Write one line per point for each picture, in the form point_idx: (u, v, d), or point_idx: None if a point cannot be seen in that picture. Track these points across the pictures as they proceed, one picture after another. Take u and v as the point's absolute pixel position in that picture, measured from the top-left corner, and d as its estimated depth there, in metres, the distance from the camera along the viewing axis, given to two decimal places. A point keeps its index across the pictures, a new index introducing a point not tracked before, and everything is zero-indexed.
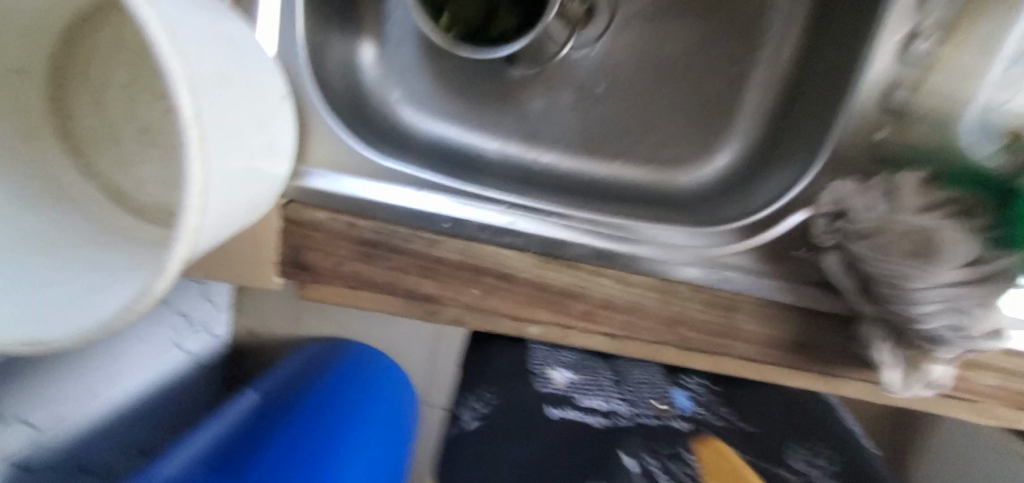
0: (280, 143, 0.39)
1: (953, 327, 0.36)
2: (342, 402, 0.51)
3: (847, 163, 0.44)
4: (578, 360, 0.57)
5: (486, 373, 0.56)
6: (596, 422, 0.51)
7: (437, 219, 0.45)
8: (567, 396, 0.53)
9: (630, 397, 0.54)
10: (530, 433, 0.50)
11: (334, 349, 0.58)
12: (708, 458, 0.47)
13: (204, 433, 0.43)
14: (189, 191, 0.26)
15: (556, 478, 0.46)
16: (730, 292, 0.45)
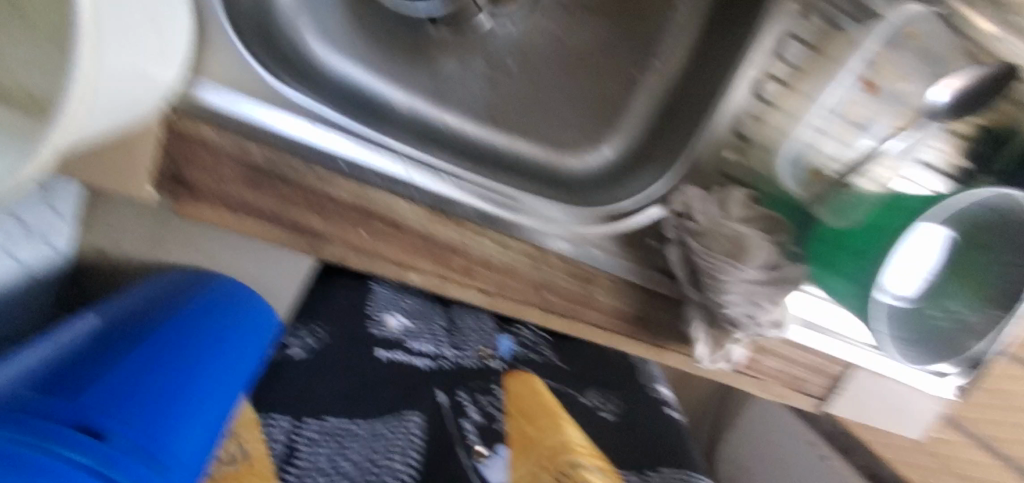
0: (178, 53, 0.41)
1: (748, 314, 0.51)
2: (197, 329, 0.48)
3: (699, 173, 0.55)
4: (416, 308, 0.60)
5: (322, 308, 0.56)
6: (421, 365, 0.55)
7: (333, 157, 0.46)
8: (397, 339, 0.56)
9: (457, 341, 0.59)
10: (359, 366, 0.52)
11: (199, 279, 0.51)
12: (518, 385, 0.56)
13: (33, 353, 0.41)
14: (73, 83, 0.30)
15: (368, 406, 0.50)
16: (591, 266, 0.54)
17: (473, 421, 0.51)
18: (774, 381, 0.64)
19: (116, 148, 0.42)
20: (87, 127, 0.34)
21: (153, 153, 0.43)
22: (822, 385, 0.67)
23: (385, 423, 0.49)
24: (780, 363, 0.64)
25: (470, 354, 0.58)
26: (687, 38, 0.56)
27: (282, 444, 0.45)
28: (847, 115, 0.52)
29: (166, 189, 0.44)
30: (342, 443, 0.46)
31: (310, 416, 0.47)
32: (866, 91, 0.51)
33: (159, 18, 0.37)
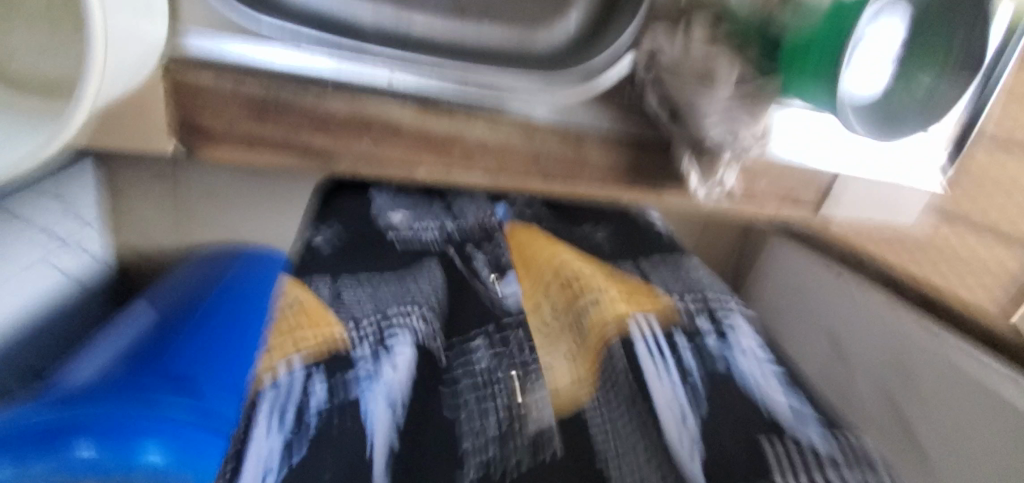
0: (168, 6, 0.45)
1: (732, 132, 0.54)
2: (238, 311, 0.65)
3: (662, 13, 0.56)
4: (413, 202, 0.65)
5: (332, 210, 0.62)
6: (431, 237, 0.61)
7: (320, 76, 0.51)
8: (406, 226, 0.62)
9: (459, 217, 0.64)
10: (377, 242, 0.58)
11: (229, 260, 0.71)
12: (513, 233, 0.63)
13: (110, 341, 0.59)
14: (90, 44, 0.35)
15: (393, 263, 0.56)
16: (577, 127, 0.59)
17: (483, 260, 0.59)
18: (772, 200, 0.69)
19: (132, 109, 0.48)
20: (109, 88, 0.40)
21: (166, 108, 0.48)
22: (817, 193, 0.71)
23: (412, 271, 0.55)
24: (774, 181, 0.68)
25: (468, 221, 0.64)
26: None
27: (330, 291, 0.50)
28: None
29: (184, 138, 0.50)
30: (376, 289, 0.52)
31: (345, 274, 0.53)
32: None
33: None
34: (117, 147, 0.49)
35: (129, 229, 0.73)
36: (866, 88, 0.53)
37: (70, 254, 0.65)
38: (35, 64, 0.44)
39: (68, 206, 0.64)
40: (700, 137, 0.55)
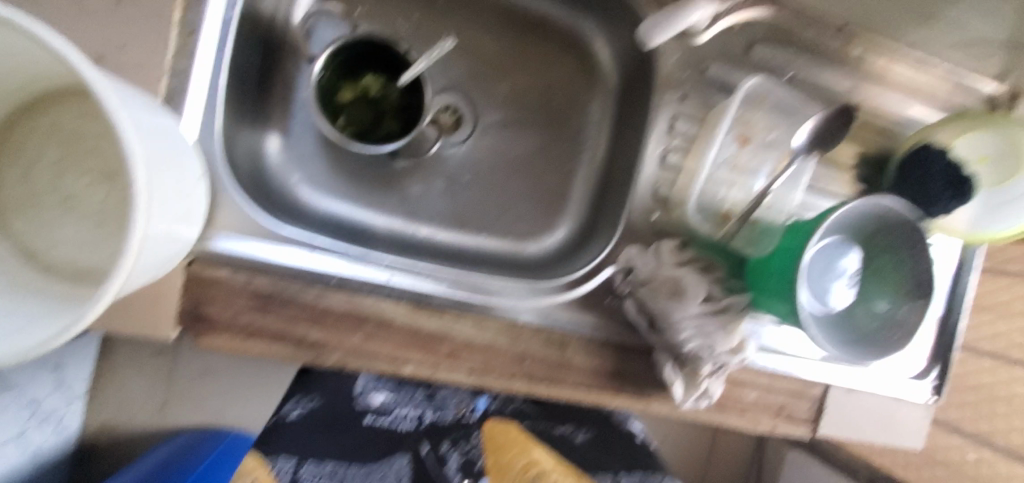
0: (201, 214, 0.49)
1: (707, 345, 0.57)
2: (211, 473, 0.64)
3: (635, 234, 0.64)
4: (398, 385, 0.69)
5: (317, 382, 0.67)
6: (404, 427, 0.66)
7: (325, 274, 0.55)
8: (382, 412, 0.67)
9: (439, 406, 0.69)
10: (352, 429, 0.65)
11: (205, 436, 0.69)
12: (502, 425, 0.69)
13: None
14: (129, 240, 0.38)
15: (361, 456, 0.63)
16: (563, 332, 0.61)
17: (456, 461, 0.65)
18: (766, 413, 0.67)
19: (146, 296, 0.50)
20: (133, 279, 0.41)
21: (179, 297, 0.51)
22: (811, 410, 0.69)
23: (377, 467, 0.63)
24: (764, 393, 0.66)
25: (447, 413, 0.69)
26: (605, 133, 0.72)
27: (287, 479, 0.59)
28: (734, 164, 0.63)
29: (186, 326, 0.51)
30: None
31: (308, 459, 0.61)
32: (739, 143, 0.63)
33: (189, 188, 0.46)
34: (119, 331, 0.50)
35: (106, 405, 0.69)
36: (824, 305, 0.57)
37: (41, 428, 0.60)
38: (58, 254, 0.46)
39: (64, 375, 0.63)
40: (678, 345, 0.58)
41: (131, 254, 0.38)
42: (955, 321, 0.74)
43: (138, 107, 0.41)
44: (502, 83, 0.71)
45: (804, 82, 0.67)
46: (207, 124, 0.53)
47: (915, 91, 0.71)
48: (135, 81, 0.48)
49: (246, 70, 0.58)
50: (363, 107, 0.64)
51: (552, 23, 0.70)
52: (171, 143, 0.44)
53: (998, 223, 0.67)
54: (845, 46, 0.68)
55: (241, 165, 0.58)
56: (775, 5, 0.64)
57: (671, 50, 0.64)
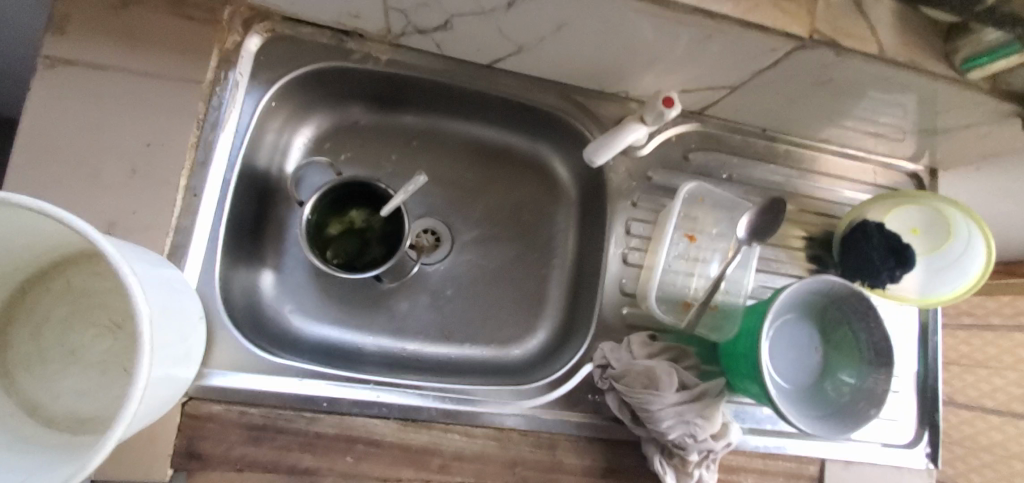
0: (201, 354, 0.54)
1: (689, 434, 0.59)
2: None
3: (609, 329, 0.68)
4: None
5: None
6: None
7: (316, 400, 0.58)
8: None
9: None
10: None
11: None
12: None
13: None
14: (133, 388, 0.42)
15: None
16: (549, 433, 0.63)
17: None
18: None
19: (145, 438, 0.53)
20: (134, 424, 0.45)
21: (175, 437, 0.54)
22: None
23: None
24: (760, 477, 0.67)
25: None
26: (572, 237, 0.78)
27: None
28: (687, 256, 0.69)
29: (180, 464, 0.54)
30: None
31: None
32: (688, 238, 0.69)
33: (189, 332, 0.51)
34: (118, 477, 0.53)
35: None
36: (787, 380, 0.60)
37: None
38: (69, 406, 0.50)
39: None
40: (663, 437, 0.59)
41: (135, 399, 0.42)
42: (934, 383, 0.75)
43: (146, 268, 0.48)
44: (474, 206, 0.78)
45: (740, 179, 0.75)
46: (207, 271, 0.59)
47: (846, 176, 0.79)
48: (143, 241, 0.55)
49: (242, 218, 0.65)
50: (350, 237, 0.71)
51: (514, 150, 0.79)
52: (174, 293, 0.50)
53: (944, 287, 0.71)
54: (773, 145, 0.77)
55: (237, 303, 0.64)
56: (704, 119, 0.74)
57: (617, 164, 0.72)
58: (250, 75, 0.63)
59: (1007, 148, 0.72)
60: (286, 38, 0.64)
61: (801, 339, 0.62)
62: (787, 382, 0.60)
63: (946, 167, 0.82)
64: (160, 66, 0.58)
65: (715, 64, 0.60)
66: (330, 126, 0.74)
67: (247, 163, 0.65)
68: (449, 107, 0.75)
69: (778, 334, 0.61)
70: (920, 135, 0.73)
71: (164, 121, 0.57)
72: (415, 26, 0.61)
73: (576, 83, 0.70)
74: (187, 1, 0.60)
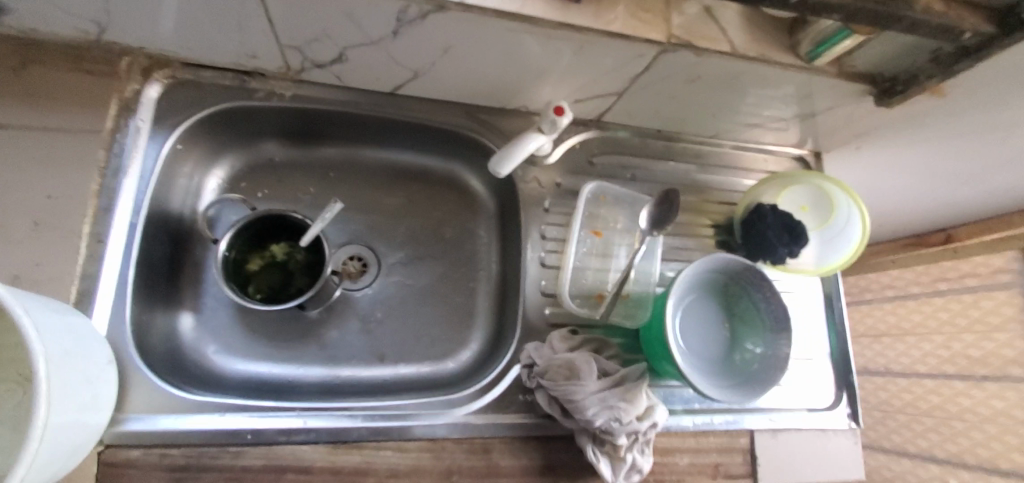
0: (112, 399, 0.53)
1: (614, 418, 0.61)
2: None
3: (534, 330, 0.71)
4: None
5: None
6: None
7: (241, 433, 0.58)
8: None
9: None
10: None
11: None
12: None
13: None
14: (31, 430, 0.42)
15: None
16: (484, 438, 0.64)
17: None
18: (702, 476, 0.69)
19: None
20: (36, 474, 0.44)
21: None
22: (746, 463, 0.71)
23: None
24: (694, 456, 0.69)
25: None
26: (496, 249, 0.81)
27: None
28: (592, 252, 0.75)
29: None
30: None
31: None
32: (595, 236, 0.75)
33: (97, 375, 0.51)
34: None
35: None
36: (696, 351, 0.65)
37: None
38: None
39: None
40: (590, 425, 0.61)
41: (30, 442, 0.42)
42: (845, 347, 0.81)
43: (48, 311, 0.48)
44: (397, 228, 0.81)
45: (644, 177, 0.80)
46: (117, 316, 0.59)
47: (742, 166, 0.86)
48: (47, 291, 0.55)
49: (155, 262, 0.66)
50: (274, 271, 0.72)
51: (431, 171, 0.83)
52: (78, 337, 0.50)
53: (834, 254, 0.78)
54: (670, 144, 0.83)
55: (154, 348, 0.63)
56: (603, 125, 0.79)
57: (527, 174, 0.77)
58: (153, 121, 0.65)
59: (872, 126, 0.80)
60: (188, 83, 0.66)
61: (708, 317, 0.67)
62: (696, 354, 0.65)
63: (829, 150, 0.90)
64: (59, 119, 0.59)
65: (596, 73, 0.66)
66: (245, 165, 0.76)
67: (156, 207, 0.66)
68: (362, 137, 0.78)
69: (688, 312, 0.66)
70: (798, 123, 0.81)
71: (65, 172, 0.58)
72: (312, 61, 0.64)
73: (478, 102, 0.74)
74: (83, 56, 0.62)
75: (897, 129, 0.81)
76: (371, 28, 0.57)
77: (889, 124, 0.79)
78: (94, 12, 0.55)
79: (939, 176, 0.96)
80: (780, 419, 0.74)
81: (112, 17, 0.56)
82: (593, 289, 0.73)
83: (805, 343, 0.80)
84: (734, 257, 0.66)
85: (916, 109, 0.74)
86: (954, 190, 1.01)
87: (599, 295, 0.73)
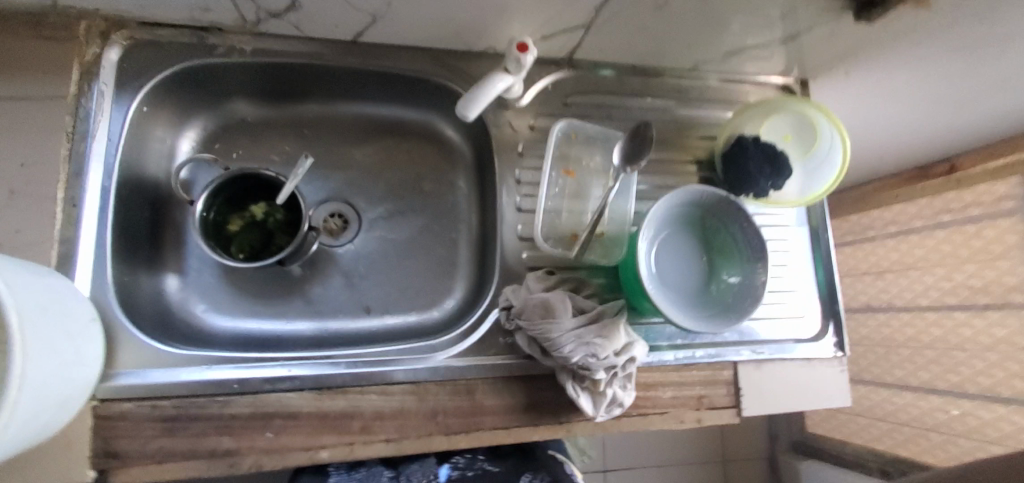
0: (97, 356, 0.55)
1: (591, 354, 0.62)
2: None
3: (512, 274, 0.71)
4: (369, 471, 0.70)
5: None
6: None
7: (227, 383, 0.60)
8: None
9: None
10: None
11: None
12: None
13: None
14: (10, 380, 0.43)
15: None
16: (466, 380, 0.65)
17: None
18: (686, 409, 0.70)
19: (61, 444, 0.55)
20: (24, 421, 0.45)
21: (88, 439, 0.55)
22: (729, 394, 0.72)
23: None
24: (678, 390, 0.70)
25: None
26: (474, 198, 0.81)
27: None
28: (566, 194, 0.75)
29: (101, 466, 0.55)
30: None
31: None
32: (568, 175, 0.75)
33: (78, 331, 0.52)
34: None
35: None
36: (671, 287, 0.66)
37: None
38: None
39: None
40: (568, 362, 0.62)
41: (9, 389, 0.43)
42: (832, 278, 0.80)
43: (21, 271, 0.48)
44: (376, 182, 0.81)
45: (621, 115, 0.79)
46: (98, 278, 0.60)
47: (725, 99, 0.84)
48: (27, 256, 0.56)
49: (133, 225, 0.66)
50: (254, 230, 0.73)
51: (407, 124, 0.82)
52: (58, 295, 0.51)
53: (817, 184, 0.76)
54: (648, 80, 0.81)
55: (141, 309, 0.65)
56: (576, 64, 0.77)
57: (500, 119, 0.75)
58: (116, 84, 0.64)
59: (857, 45, 0.77)
60: (147, 44, 0.65)
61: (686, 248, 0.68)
62: (672, 290, 0.66)
63: (816, 76, 0.87)
64: (21, 86, 0.59)
65: (558, 5, 0.64)
66: (217, 127, 0.76)
67: (129, 170, 0.66)
68: (334, 91, 0.77)
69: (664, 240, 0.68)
70: (783, 49, 0.77)
71: (32, 139, 0.58)
72: (267, 11, 0.63)
73: (443, 47, 0.73)
74: (38, 20, 0.61)
75: (883, 47, 0.77)
76: None
77: (875, 42, 0.76)
78: None
79: (935, 99, 0.92)
80: (764, 350, 0.74)
81: None
82: (567, 231, 0.74)
83: (790, 275, 0.79)
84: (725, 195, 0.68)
85: (901, 23, 0.71)
86: (952, 113, 0.97)
87: (572, 234, 0.73)
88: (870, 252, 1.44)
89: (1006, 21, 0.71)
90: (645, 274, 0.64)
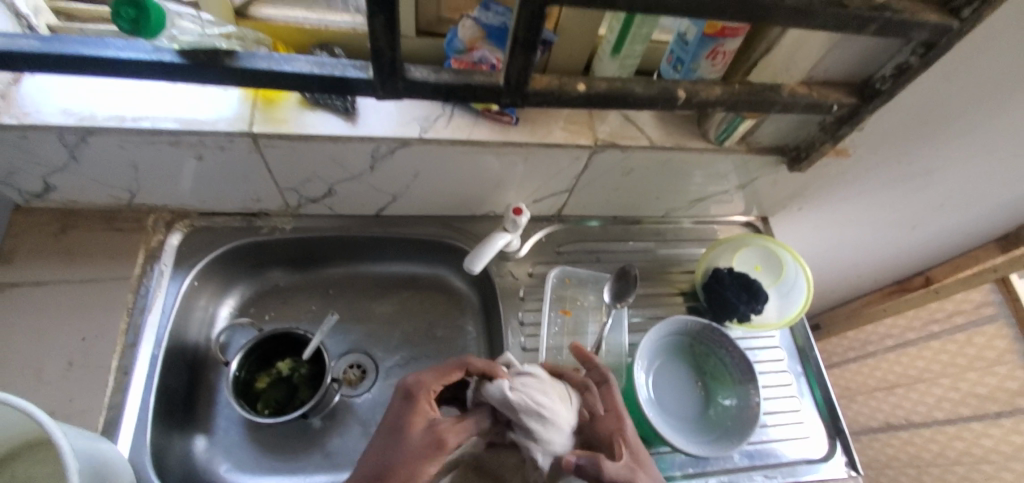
0: None
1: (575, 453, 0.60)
2: None
3: None
4: None
5: None
6: None
7: None
8: None
9: None
10: None
11: None
12: None
13: None
14: None
15: None
16: None
17: None
18: None
19: None
20: None
21: None
22: None
23: None
24: None
25: None
26: (483, 341, 0.88)
27: None
28: (565, 332, 0.82)
29: None
30: None
31: None
32: (565, 315, 0.83)
33: None
34: None
35: None
36: (668, 413, 0.72)
37: None
38: None
39: None
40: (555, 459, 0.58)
41: None
42: (829, 395, 0.83)
43: (80, 437, 0.53)
44: (392, 333, 0.88)
45: (610, 259, 0.90)
46: (138, 442, 0.64)
47: (699, 237, 0.95)
48: (78, 424, 0.62)
49: (173, 388, 0.72)
50: (279, 386, 0.79)
51: (419, 278, 0.92)
52: (105, 460, 0.55)
53: (792, 305, 0.85)
54: (629, 228, 0.93)
55: (171, 470, 0.68)
56: (566, 219, 0.90)
57: (502, 269, 0.86)
58: (173, 264, 0.75)
59: (804, 188, 0.90)
60: (201, 229, 0.78)
61: (690, 370, 0.76)
62: (670, 416, 0.71)
63: (774, 214, 0.99)
64: (96, 270, 0.71)
65: (545, 177, 0.78)
66: (253, 293, 0.86)
67: (174, 339, 0.73)
68: (356, 255, 0.88)
69: (672, 355, 0.77)
70: (740, 195, 0.91)
71: (99, 316, 0.68)
72: (306, 197, 0.76)
73: (450, 214, 0.86)
74: (117, 217, 0.75)
75: (827, 187, 0.91)
76: (351, 166, 0.70)
77: (816, 185, 0.89)
78: (126, 181, 0.69)
79: (886, 223, 1.04)
80: (775, 474, 0.76)
81: (140, 184, 0.70)
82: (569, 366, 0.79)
83: (787, 394, 0.83)
84: (716, 325, 0.76)
85: (832, 168, 0.84)
86: (908, 233, 1.09)
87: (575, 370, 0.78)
88: (875, 367, 1.58)
89: (919, 159, 0.85)
90: (645, 399, 0.70)
